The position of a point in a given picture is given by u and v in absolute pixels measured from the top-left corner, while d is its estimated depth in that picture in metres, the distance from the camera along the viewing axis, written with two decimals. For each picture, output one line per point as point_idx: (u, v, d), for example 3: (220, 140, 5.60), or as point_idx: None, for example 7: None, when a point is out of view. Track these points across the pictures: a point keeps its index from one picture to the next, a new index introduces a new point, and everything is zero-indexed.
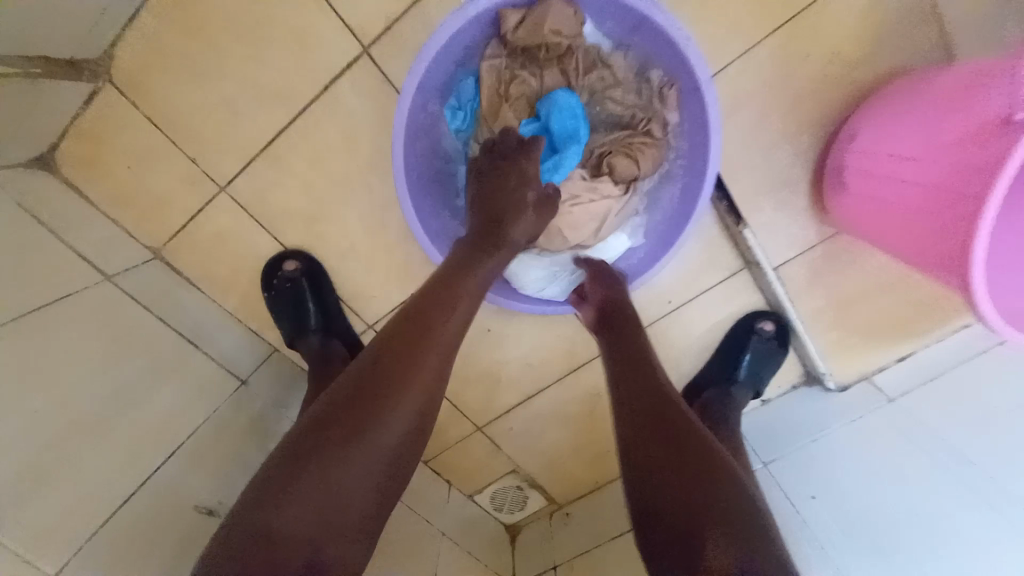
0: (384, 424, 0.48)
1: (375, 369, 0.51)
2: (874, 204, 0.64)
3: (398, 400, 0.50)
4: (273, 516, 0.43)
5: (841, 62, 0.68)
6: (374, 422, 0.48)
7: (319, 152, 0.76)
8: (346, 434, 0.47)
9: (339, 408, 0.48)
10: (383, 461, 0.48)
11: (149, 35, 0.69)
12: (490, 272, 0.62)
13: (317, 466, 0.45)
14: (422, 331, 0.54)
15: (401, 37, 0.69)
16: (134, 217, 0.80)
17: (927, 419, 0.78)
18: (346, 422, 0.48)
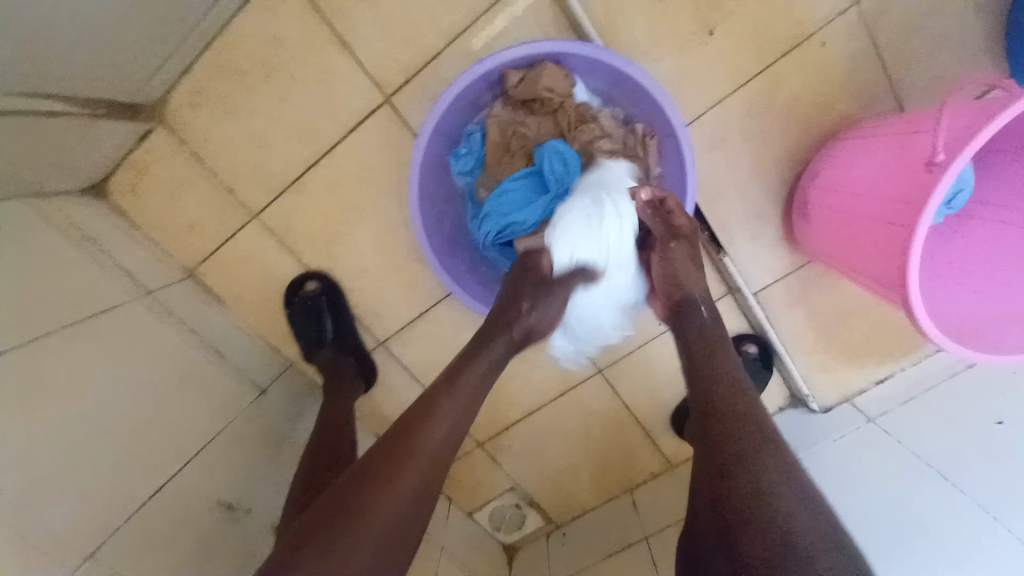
0: (383, 504, 0.51)
1: (378, 454, 0.55)
2: (833, 232, 0.71)
3: (396, 484, 0.53)
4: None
5: (807, 111, 0.77)
6: (374, 502, 0.51)
7: (341, 185, 0.85)
8: (348, 515, 0.50)
9: (344, 490, 0.53)
10: (380, 542, 0.50)
11: (200, 83, 0.80)
12: (489, 359, 0.65)
13: (319, 546, 0.48)
14: (432, 404, 0.59)
15: (419, 86, 0.79)
16: (172, 239, 0.89)
17: (918, 424, 0.82)
18: (371, 478, 0.53)
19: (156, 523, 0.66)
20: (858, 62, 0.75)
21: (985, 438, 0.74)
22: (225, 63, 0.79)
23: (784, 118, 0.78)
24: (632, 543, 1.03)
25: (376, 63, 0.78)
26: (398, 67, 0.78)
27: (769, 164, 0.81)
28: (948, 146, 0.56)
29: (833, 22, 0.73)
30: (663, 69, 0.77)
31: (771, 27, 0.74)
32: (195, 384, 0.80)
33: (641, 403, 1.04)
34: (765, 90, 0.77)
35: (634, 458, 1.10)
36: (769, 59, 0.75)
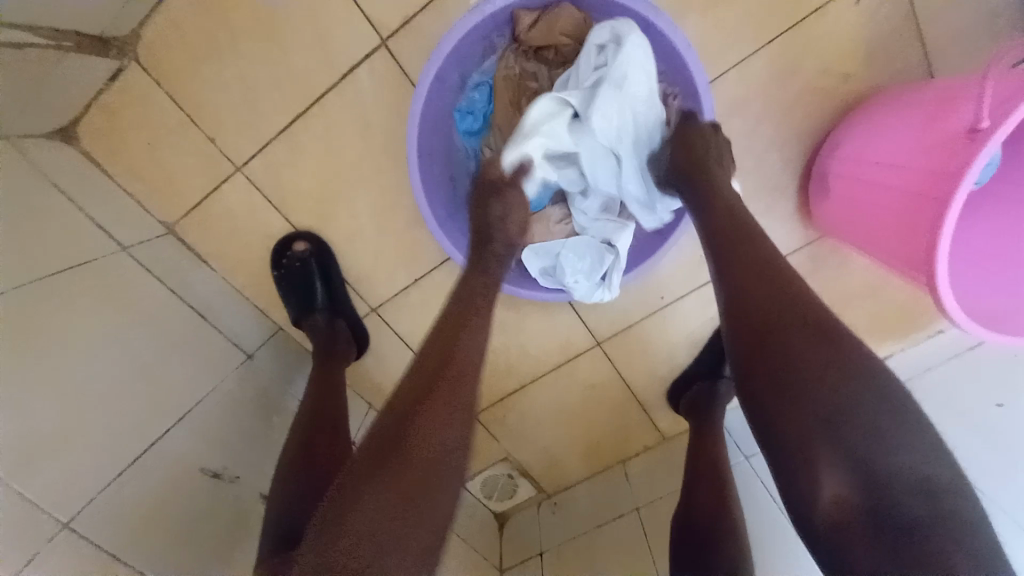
0: (443, 432, 0.50)
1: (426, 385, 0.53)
2: (856, 206, 0.68)
3: (452, 415, 0.52)
4: (368, 524, 0.45)
5: (833, 76, 0.73)
6: (429, 432, 0.50)
7: (334, 139, 0.79)
8: (398, 446, 0.48)
9: (390, 424, 0.50)
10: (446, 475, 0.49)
11: (178, 18, 0.72)
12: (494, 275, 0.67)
13: (389, 475, 0.47)
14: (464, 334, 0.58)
15: (420, 32, 0.72)
16: (149, 192, 0.83)
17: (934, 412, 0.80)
18: (397, 430, 0.50)
19: (142, 484, 0.64)
20: (891, 24, 0.70)
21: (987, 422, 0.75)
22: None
23: (809, 83, 0.73)
24: (623, 513, 1.03)
25: (372, 3, 0.71)
26: (397, 9, 0.71)
27: (789, 131, 0.76)
28: (992, 113, 0.53)
29: None
30: (686, 22, 0.71)
31: None
32: (180, 345, 0.76)
33: (638, 377, 1.03)
34: (792, 50, 0.72)
35: (629, 432, 1.10)
36: (799, 16, 0.70)
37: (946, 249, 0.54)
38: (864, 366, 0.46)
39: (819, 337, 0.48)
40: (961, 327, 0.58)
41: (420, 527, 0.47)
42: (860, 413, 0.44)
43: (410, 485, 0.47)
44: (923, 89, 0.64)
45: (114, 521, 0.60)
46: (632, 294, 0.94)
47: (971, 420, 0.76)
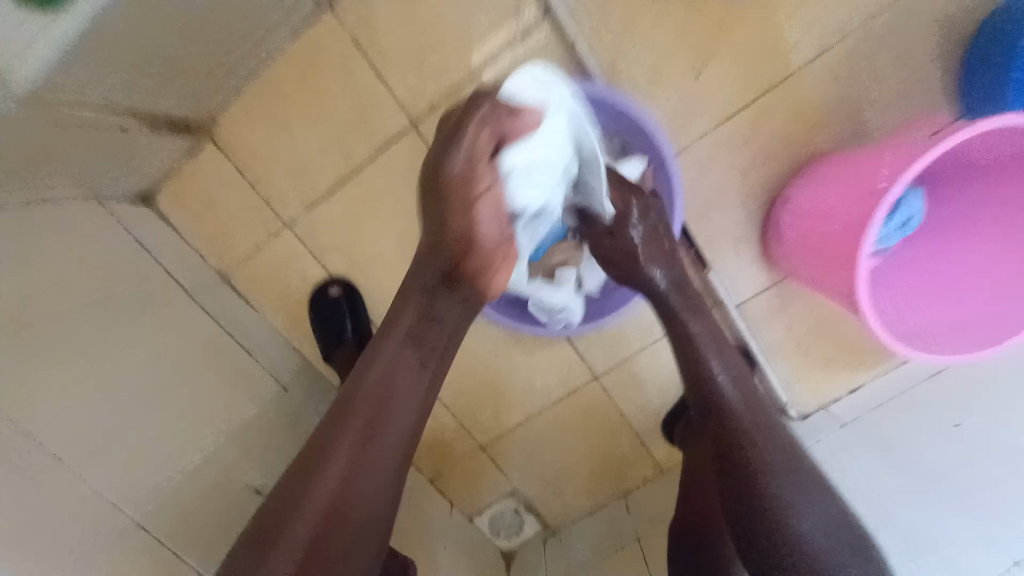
0: (387, 412, 0.62)
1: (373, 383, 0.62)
2: (806, 250, 0.83)
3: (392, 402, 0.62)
4: (316, 505, 0.54)
5: (782, 146, 0.88)
6: (375, 416, 0.61)
7: (368, 199, 0.94)
8: (356, 429, 0.59)
9: (347, 408, 0.61)
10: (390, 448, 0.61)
11: (249, 107, 0.90)
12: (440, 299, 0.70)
13: (335, 461, 0.57)
14: (407, 336, 0.67)
15: (443, 115, 0.90)
16: (209, 244, 0.97)
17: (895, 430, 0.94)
18: (343, 420, 0.60)
19: (195, 493, 0.73)
20: (825, 106, 0.86)
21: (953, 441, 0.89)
22: (272, 91, 0.89)
23: (763, 151, 0.89)
24: (625, 545, 1.08)
25: (406, 94, 0.89)
26: (425, 99, 0.89)
27: (750, 190, 0.91)
28: (888, 176, 0.71)
29: (804, 72, 0.85)
30: (658, 106, 0.88)
31: (751, 74, 0.85)
32: (227, 375, 0.87)
33: (634, 409, 1.11)
34: (746, 126, 0.88)
35: (629, 464, 1.16)
36: (749, 101, 0.87)
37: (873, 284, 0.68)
38: (762, 434, 0.67)
39: (738, 423, 0.69)
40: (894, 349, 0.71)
41: (366, 500, 0.57)
42: (767, 481, 0.64)
43: (356, 465, 0.58)
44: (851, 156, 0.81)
45: (170, 524, 0.68)
46: (625, 331, 1.05)
47: (943, 439, 0.89)
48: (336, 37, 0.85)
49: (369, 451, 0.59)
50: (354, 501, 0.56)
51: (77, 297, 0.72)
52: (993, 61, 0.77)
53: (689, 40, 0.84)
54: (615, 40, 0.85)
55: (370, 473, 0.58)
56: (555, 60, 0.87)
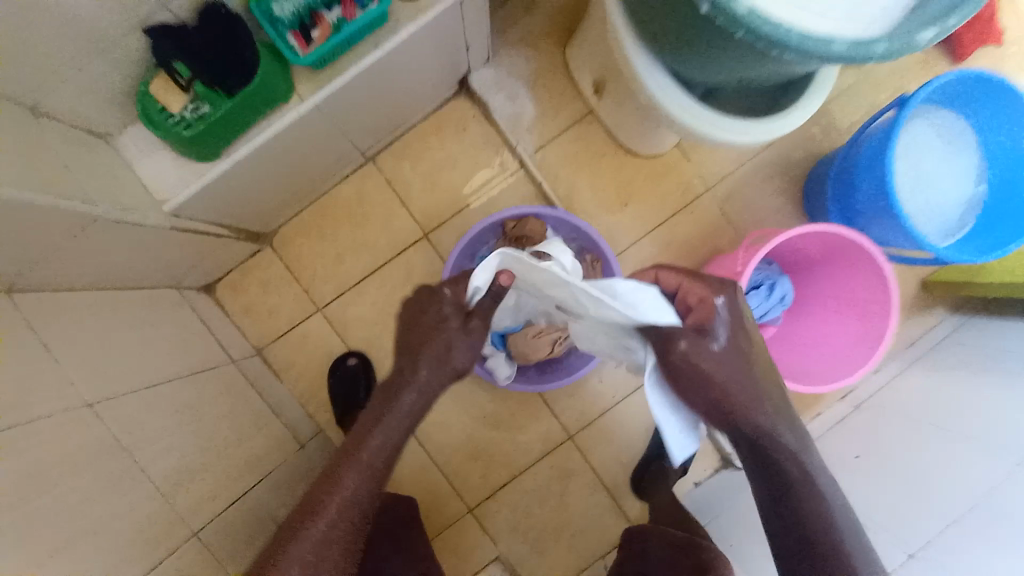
0: (340, 504, 0.66)
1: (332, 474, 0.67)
2: None
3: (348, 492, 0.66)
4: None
5: (692, 248, 1.23)
6: (325, 507, 0.65)
7: (386, 287, 1.21)
8: (306, 516, 0.65)
9: (312, 495, 0.67)
10: (339, 536, 0.65)
11: (302, 221, 1.21)
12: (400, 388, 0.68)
13: (289, 548, 0.63)
14: (366, 428, 0.69)
15: (447, 227, 1.22)
16: (252, 324, 1.20)
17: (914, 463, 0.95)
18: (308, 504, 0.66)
19: (229, 522, 0.86)
20: (718, 221, 1.23)
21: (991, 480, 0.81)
22: (322, 210, 1.22)
23: (679, 252, 1.23)
24: None
25: (420, 213, 1.22)
26: (434, 216, 1.22)
27: None
28: (743, 263, 1.00)
29: (700, 200, 1.23)
30: (603, 221, 1.23)
31: (664, 202, 1.23)
32: (260, 429, 1.04)
33: (605, 467, 1.28)
34: (665, 235, 1.23)
35: (604, 521, 1.28)
36: (665, 218, 1.23)
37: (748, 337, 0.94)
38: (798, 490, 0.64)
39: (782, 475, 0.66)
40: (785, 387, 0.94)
41: None
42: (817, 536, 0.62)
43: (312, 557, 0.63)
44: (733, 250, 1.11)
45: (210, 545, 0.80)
46: (592, 394, 1.27)
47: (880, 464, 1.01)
48: (375, 179, 1.22)
49: (316, 542, 0.64)
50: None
51: (163, 356, 0.93)
52: (818, 195, 1.18)
53: (619, 180, 1.23)
54: (569, 180, 1.23)
55: (324, 558, 0.64)
56: (528, 193, 1.23)
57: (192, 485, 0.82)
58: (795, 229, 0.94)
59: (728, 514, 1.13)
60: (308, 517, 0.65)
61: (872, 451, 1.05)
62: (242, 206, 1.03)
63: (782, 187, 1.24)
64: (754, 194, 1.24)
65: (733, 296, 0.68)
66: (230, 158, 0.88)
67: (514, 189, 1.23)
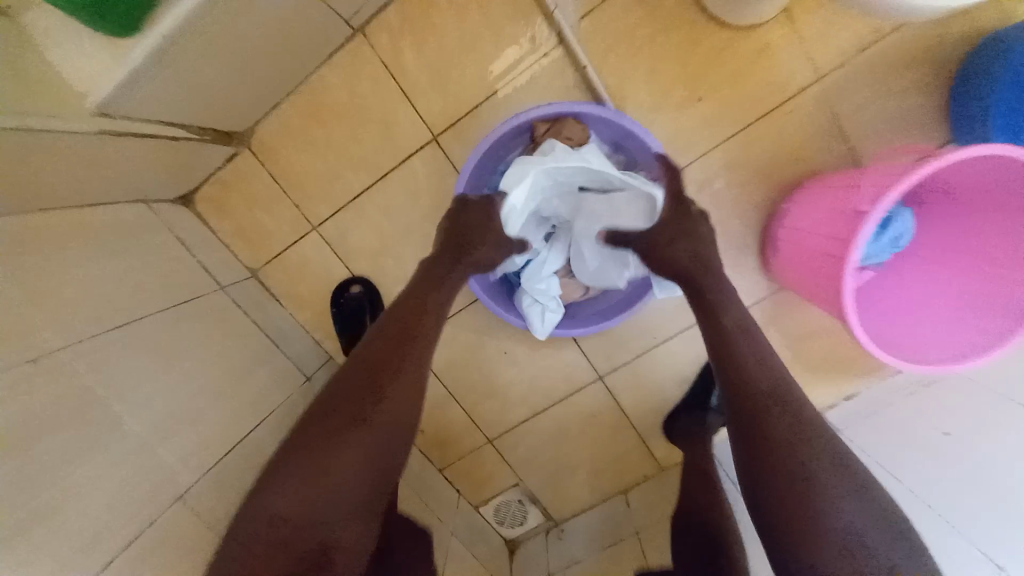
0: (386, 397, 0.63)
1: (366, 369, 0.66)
2: (800, 259, 0.86)
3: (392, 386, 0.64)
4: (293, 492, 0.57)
5: (778, 163, 0.93)
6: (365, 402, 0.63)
7: (389, 204, 1.01)
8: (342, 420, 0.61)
9: (334, 401, 0.64)
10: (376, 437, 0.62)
11: (283, 118, 0.98)
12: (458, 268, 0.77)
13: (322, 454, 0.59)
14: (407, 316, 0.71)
15: (461, 129, 0.97)
16: (244, 244, 1.05)
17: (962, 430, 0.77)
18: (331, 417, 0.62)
19: (231, 472, 0.80)
20: (818, 126, 0.91)
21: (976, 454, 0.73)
22: (307, 106, 0.97)
23: (758, 171, 0.94)
24: (623, 537, 1.13)
25: (427, 109, 0.96)
26: (445, 114, 0.96)
27: (748, 206, 0.96)
28: (873, 198, 0.71)
29: (800, 96, 0.91)
30: (662, 123, 0.94)
31: (747, 98, 0.91)
32: (258, 365, 0.95)
33: (634, 409, 1.17)
34: (745, 146, 0.93)
35: (628, 459, 1.22)
36: (747, 122, 0.92)
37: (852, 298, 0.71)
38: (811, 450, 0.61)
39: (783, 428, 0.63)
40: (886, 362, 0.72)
41: (343, 494, 0.58)
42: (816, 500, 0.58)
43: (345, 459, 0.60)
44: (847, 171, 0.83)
45: (210, 496, 0.75)
46: (628, 332, 1.10)
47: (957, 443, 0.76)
48: (366, 60, 0.94)
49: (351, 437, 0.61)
50: (333, 496, 0.58)
51: (137, 290, 0.80)
52: (975, 94, 0.82)
53: (689, 66, 0.90)
54: (621, 65, 0.91)
55: (353, 461, 0.60)
56: (564, 84, 0.94)
57: (184, 432, 0.75)
58: (961, 150, 0.64)
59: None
60: (340, 421, 0.61)
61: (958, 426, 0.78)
62: (186, 91, 0.80)
63: (926, 79, 0.88)
64: (879, 89, 0.89)
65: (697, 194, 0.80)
66: (159, 30, 0.69)
67: (546, 76, 0.93)
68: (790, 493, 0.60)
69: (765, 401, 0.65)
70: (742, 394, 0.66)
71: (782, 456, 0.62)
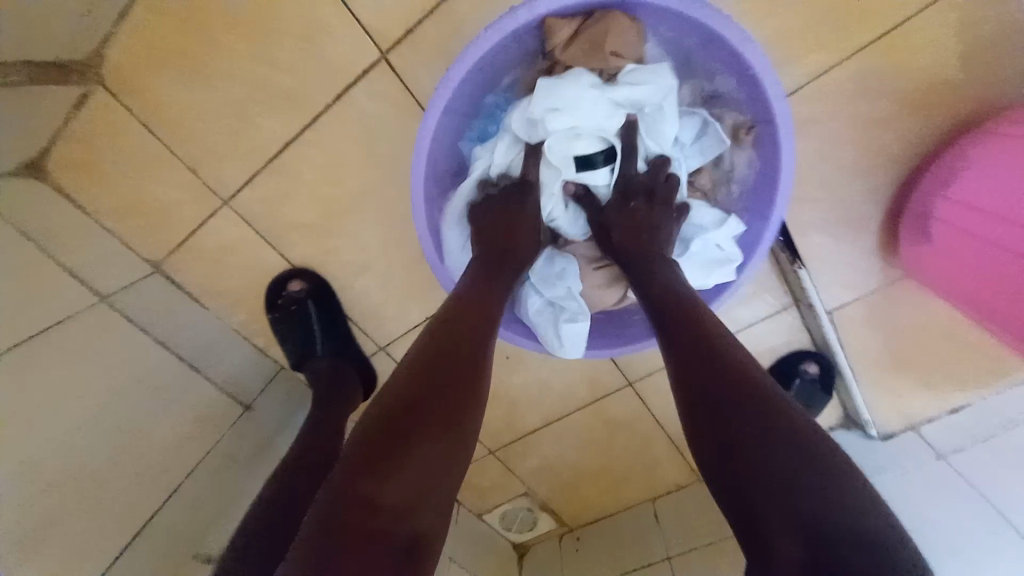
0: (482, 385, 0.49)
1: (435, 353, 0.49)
2: (960, 254, 0.55)
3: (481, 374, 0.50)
4: (374, 485, 0.39)
5: (936, 84, 0.58)
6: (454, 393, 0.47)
7: (329, 165, 0.69)
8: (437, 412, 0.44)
9: (403, 383, 0.46)
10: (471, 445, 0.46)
11: (146, 32, 0.62)
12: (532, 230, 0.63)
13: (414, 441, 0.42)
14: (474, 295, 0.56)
15: (425, 41, 0.61)
16: (133, 228, 0.74)
17: None
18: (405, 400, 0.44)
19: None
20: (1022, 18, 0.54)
21: None
22: (178, 9, 0.61)
23: (901, 99, 0.59)
24: (653, 561, 0.96)
25: (369, 9, 0.60)
26: (397, 16, 0.60)
27: (871, 155, 0.63)
28: None
29: None
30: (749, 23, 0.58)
31: None
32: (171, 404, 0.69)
33: (671, 416, 0.94)
34: (883, 57, 0.58)
35: (659, 467, 1.02)
36: (885, 17, 0.57)
37: None
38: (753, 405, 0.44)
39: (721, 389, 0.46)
40: None
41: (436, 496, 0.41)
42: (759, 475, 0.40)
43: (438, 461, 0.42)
44: None
45: None
46: None
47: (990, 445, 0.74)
48: None
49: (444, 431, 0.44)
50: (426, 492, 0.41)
51: None
52: None
53: None
54: None
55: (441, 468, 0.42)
56: None
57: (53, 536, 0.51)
58: None
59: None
60: (411, 409, 0.44)
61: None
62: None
63: None
64: None
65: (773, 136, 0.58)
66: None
67: None
68: (742, 479, 0.41)
69: (724, 384, 0.46)
70: (696, 360, 0.49)
71: (740, 461, 0.42)
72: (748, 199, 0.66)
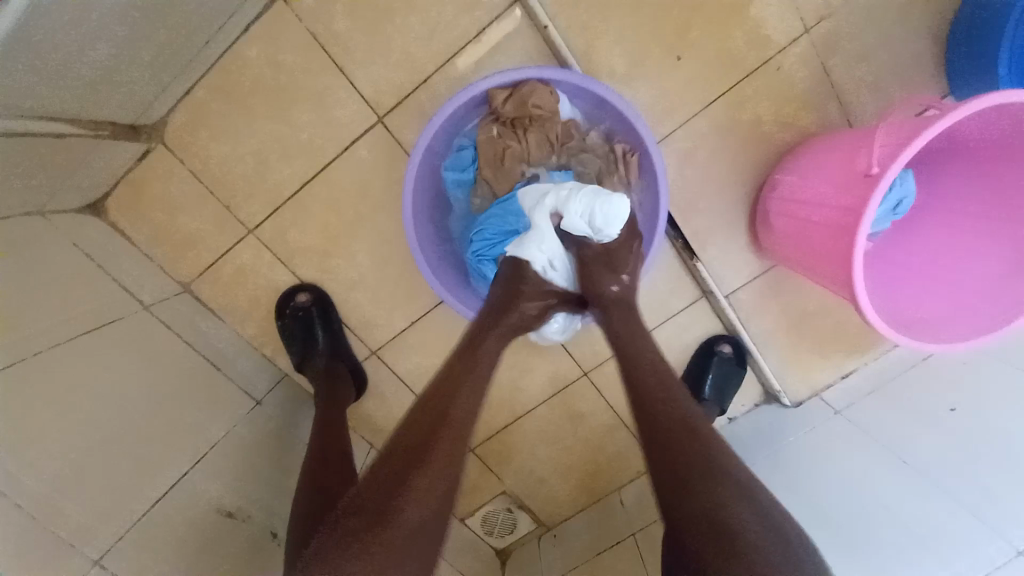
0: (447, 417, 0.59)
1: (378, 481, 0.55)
2: (794, 228, 0.77)
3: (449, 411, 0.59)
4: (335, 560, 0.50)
5: (768, 126, 0.84)
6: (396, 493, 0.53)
7: (335, 197, 0.89)
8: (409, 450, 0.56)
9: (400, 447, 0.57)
10: (420, 500, 0.53)
11: (200, 104, 0.84)
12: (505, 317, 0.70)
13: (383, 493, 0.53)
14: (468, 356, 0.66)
15: (412, 107, 0.84)
16: (169, 254, 0.91)
17: (991, 416, 0.71)
18: (399, 455, 0.56)
19: (152, 537, 0.65)
20: (806, 83, 0.82)
21: (946, 426, 0.75)
22: (226, 88, 0.83)
23: (747, 134, 0.85)
24: (620, 539, 1.04)
25: (370, 87, 0.83)
26: (390, 90, 0.83)
27: (735, 173, 0.87)
28: (881, 159, 0.63)
29: (789, 49, 0.81)
30: (639, 88, 0.83)
31: (736, 51, 0.81)
32: (193, 394, 0.81)
33: (624, 405, 1.09)
34: (730, 107, 0.83)
35: (624, 457, 1.13)
36: (731, 81, 0.82)
37: (859, 278, 0.63)
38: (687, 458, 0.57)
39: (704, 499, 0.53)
40: (878, 333, 0.66)
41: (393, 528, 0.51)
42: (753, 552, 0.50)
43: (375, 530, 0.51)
44: (852, 130, 0.74)
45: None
46: None
47: (928, 427, 0.77)
48: (290, 29, 0.80)
49: (411, 488, 0.53)
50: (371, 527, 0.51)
51: (41, 311, 0.66)
52: (977, 38, 0.73)
53: (668, 22, 0.79)
54: (586, 19, 0.80)
55: (396, 508, 0.52)
56: (525, 46, 0.82)
57: (94, 494, 0.61)
58: (973, 102, 0.57)
59: (774, 471, 0.89)
60: (361, 509, 0.53)
61: (974, 400, 0.74)
62: (93, 78, 0.66)
63: (917, 26, 0.79)
64: (874, 40, 0.80)
65: (644, 160, 0.80)
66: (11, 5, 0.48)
67: (504, 41, 0.81)
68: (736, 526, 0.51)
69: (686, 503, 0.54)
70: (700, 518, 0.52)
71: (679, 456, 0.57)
72: (643, 180, 0.82)
